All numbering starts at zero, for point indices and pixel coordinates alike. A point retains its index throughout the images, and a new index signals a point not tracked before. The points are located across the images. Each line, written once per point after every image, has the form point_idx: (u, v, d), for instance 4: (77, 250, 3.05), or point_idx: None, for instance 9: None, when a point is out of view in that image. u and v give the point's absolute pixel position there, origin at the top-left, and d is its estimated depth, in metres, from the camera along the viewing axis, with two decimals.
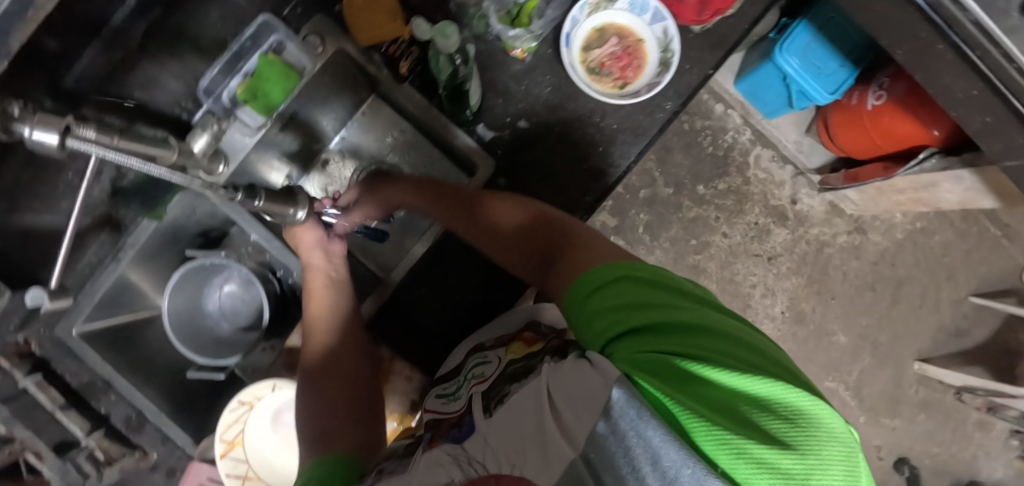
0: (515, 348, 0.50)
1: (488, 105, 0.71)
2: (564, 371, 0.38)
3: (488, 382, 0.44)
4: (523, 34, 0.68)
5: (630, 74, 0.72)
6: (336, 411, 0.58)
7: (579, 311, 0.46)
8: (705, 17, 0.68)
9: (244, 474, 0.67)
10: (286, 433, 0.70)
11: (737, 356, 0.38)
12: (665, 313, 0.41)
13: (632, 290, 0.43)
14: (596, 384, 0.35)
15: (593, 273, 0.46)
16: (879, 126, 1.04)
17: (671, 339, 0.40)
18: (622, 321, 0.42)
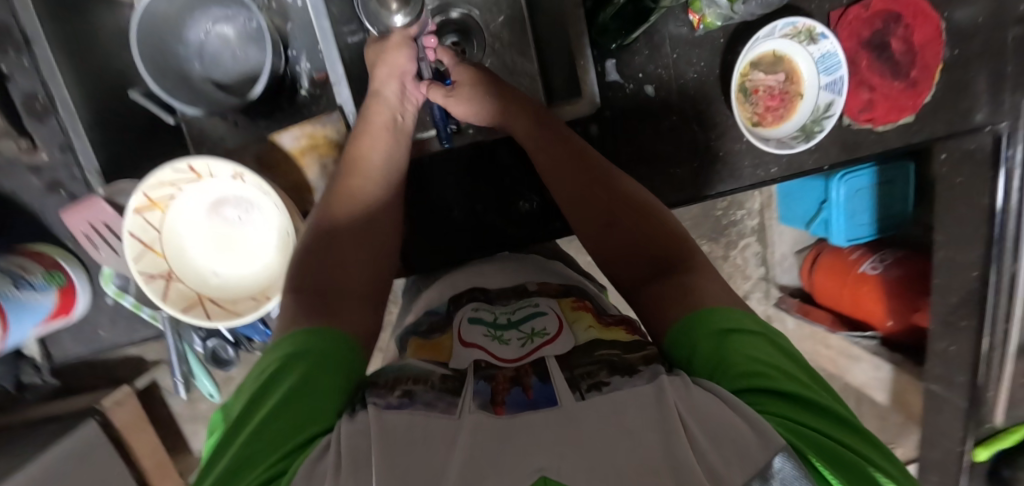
0: (572, 311, 0.47)
1: (631, 48, 0.62)
2: (692, 395, 0.31)
3: (561, 349, 0.40)
4: (723, 7, 0.59)
5: (769, 118, 0.65)
6: (338, 272, 0.49)
7: (690, 342, 0.37)
8: (860, 119, 0.68)
9: (148, 243, 0.54)
10: (218, 225, 0.59)
11: (875, 455, 0.31)
12: (801, 385, 0.33)
13: (750, 342, 0.36)
14: (741, 433, 0.28)
15: (710, 314, 0.38)
16: (856, 291, 1.04)
17: (802, 405, 0.32)
18: (734, 369, 0.34)
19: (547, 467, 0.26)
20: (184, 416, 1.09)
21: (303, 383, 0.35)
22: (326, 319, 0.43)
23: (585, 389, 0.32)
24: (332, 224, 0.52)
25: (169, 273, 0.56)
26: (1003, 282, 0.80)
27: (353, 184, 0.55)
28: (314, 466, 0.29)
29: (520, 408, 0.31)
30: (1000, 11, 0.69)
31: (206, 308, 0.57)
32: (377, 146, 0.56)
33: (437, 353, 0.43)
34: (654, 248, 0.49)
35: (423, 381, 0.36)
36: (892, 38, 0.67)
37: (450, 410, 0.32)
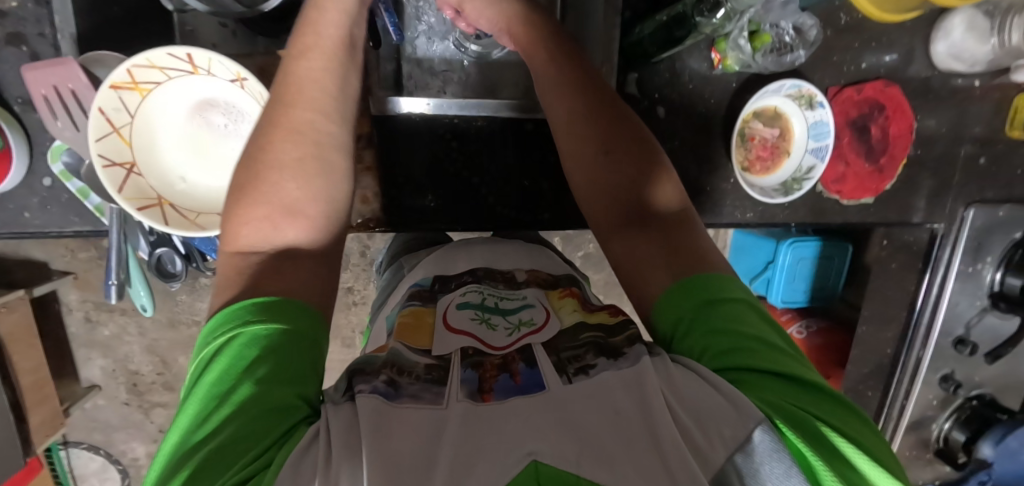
0: (559, 301, 0.48)
1: (654, 69, 0.65)
2: (674, 376, 0.34)
3: (544, 337, 0.41)
4: (745, 53, 0.63)
5: (756, 167, 0.69)
6: (286, 224, 0.42)
7: (673, 316, 0.40)
8: (832, 189, 0.73)
9: (116, 125, 0.49)
10: (197, 129, 0.54)
11: (844, 421, 0.33)
12: (768, 354, 0.36)
13: (736, 313, 0.39)
14: (722, 407, 0.31)
15: (702, 279, 0.41)
16: None
17: (778, 377, 0.35)
18: (716, 343, 0.37)
19: (538, 451, 0.28)
20: (80, 335, 0.98)
21: (273, 370, 0.32)
22: (284, 284, 0.38)
23: (572, 373, 0.34)
24: (272, 162, 0.44)
25: (131, 165, 0.50)
26: (908, 364, 0.90)
27: (296, 115, 0.46)
28: (301, 456, 0.27)
29: (508, 394, 0.32)
30: (959, 127, 0.78)
31: (165, 212, 0.51)
32: (327, 70, 0.48)
33: (418, 338, 0.41)
34: (641, 197, 0.49)
35: (407, 373, 0.35)
36: (872, 125, 0.73)
37: (437, 400, 0.32)
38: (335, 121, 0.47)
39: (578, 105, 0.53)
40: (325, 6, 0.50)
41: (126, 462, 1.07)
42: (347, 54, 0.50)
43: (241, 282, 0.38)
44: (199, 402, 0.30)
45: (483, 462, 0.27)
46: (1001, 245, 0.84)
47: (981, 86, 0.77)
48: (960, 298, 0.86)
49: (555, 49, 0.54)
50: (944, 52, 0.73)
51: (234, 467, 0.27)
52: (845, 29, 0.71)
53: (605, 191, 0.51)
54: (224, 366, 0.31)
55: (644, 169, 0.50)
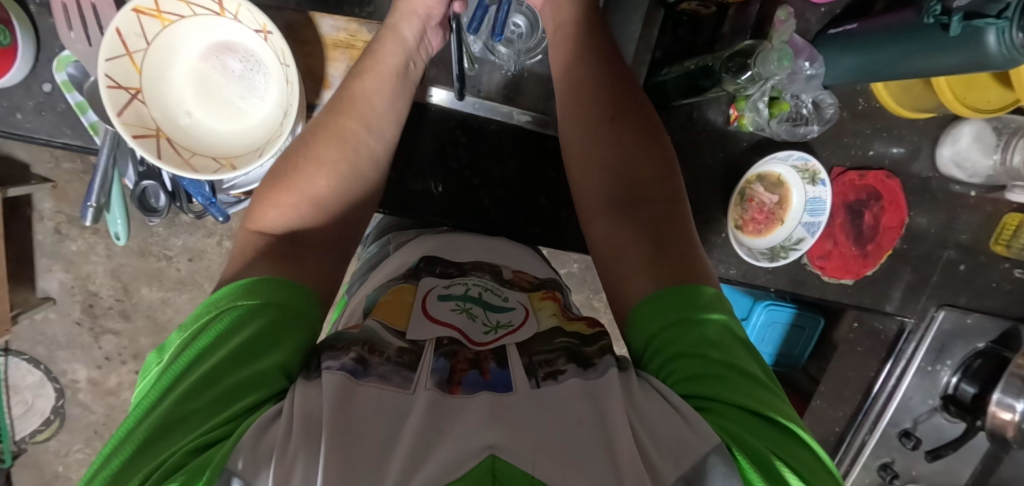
0: (539, 303, 0.49)
1: (673, 114, 0.66)
2: (635, 395, 0.35)
3: (519, 338, 0.42)
4: (761, 117, 0.63)
5: (750, 227, 0.70)
6: (307, 211, 0.47)
7: (650, 326, 0.41)
8: (818, 264, 0.74)
9: (131, 49, 0.48)
10: (209, 70, 0.54)
11: (798, 455, 0.34)
12: (736, 382, 0.37)
13: (718, 337, 0.39)
14: (682, 430, 0.32)
15: (682, 289, 0.41)
16: None
17: (742, 405, 0.35)
18: (688, 364, 0.38)
19: (496, 447, 0.28)
20: (47, 244, 0.96)
21: (256, 341, 0.34)
22: (291, 270, 0.42)
23: (541, 377, 0.35)
24: (310, 157, 0.50)
25: (136, 91, 0.50)
26: (852, 446, 0.92)
27: (345, 123, 0.52)
28: (263, 430, 0.29)
29: (476, 390, 0.33)
30: (947, 231, 0.81)
31: (159, 146, 0.50)
32: (382, 89, 0.54)
33: (396, 319, 0.42)
34: (645, 190, 0.50)
35: (379, 352, 0.36)
36: (866, 211, 0.74)
37: (405, 385, 0.33)
38: (374, 136, 0.53)
39: (603, 114, 0.55)
40: (386, 37, 0.56)
41: (63, 383, 1.04)
42: (394, 84, 0.55)
43: (255, 255, 0.42)
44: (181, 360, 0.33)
45: (438, 453, 0.28)
46: (963, 351, 0.86)
47: (976, 196, 0.80)
48: (914, 393, 0.88)
49: (586, 68, 0.57)
50: (948, 157, 0.75)
51: (197, 425, 0.30)
52: (861, 114, 0.72)
53: (606, 181, 0.53)
54: (209, 333, 0.35)
55: (645, 167, 0.52)
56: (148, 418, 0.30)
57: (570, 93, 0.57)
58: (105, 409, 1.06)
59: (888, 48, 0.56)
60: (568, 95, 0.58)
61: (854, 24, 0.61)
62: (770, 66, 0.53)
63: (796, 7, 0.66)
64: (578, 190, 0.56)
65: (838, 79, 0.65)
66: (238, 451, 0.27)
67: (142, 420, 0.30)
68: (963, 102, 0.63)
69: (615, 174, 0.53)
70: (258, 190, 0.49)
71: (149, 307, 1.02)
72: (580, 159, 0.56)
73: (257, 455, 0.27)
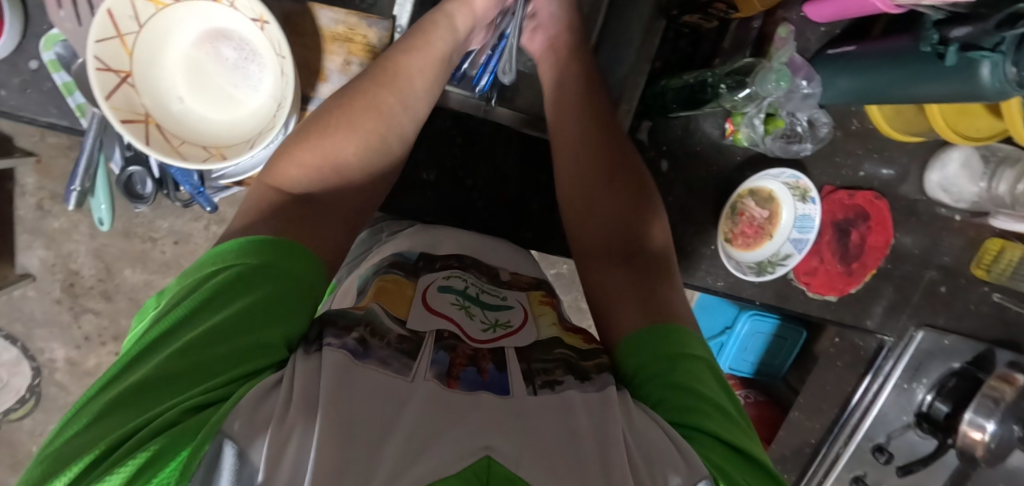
0: (539, 307, 0.46)
1: (670, 125, 0.66)
2: (634, 415, 0.32)
3: (522, 343, 0.39)
4: (757, 132, 0.64)
5: (739, 241, 0.70)
6: (330, 177, 0.45)
7: (637, 359, 0.39)
8: (803, 280, 0.75)
9: (122, 31, 0.47)
10: (202, 58, 0.53)
11: None
12: (720, 417, 0.35)
13: (698, 373, 0.38)
14: (671, 451, 0.30)
15: (668, 330, 0.40)
16: None
17: (728, 442, 0.34)
18: (675, 397, 0.36)
19: (493, 447, 0.26)
20: (29, 219, 0.94)
21: (261, 306, 0.32)
22: (303, 235, 0.39)
23: (539, 385, 0.33)
24: (341, 123, 0.47)
25: (126, 75, 0.49)
26: (827, 458, 0.95)
27: (382, 96, 0.49)
28: (264, 397, 0.27)
29: (474, 388, 0.31)
30: (930, 253, 0.82)
31: (148, 132, 0.49)
32: (424, 72, 0.52)
33: (397, 305, 0.40)
34: (637, 245, 0.51)
35: (379, 336, 0.33)
36: (853, 230, 0.75)
37: (406, 371, 0.31)
38: (409, 114, 0.51)
39: (597, 157, 0.56)
40: (437, 22, 0.54)
41: (39, 362, 1.02)
42: (435, 75, 0.53)
43: (265, 215, 0.40)
44: (176, 313, 0.31)
45: (441, 442, 0.26)
46: (938, 370, 0.88)
47: (960, 220, 0.81)
48: (890, 409, 0.89)
49: (584, 93, 0.58)
50: (936, 181, 0.77)
51: (189, 387, 0.27)
52: (854, 134, 0.73)
53: (600, 232, 0.53)
54: (211, 289, 0.32)
55: (634, 213, 0.53)
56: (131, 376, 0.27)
57: (568, 124, 0.57)
58: (82, 391, 1.04)
59: (897, 70, 0.55)
60: (575, 111, 0.57)
61: (852, 47, 0.62)
62: (768, 85, 0.54)
63: (796, 24, 0.66)
64: (575, 237, 0.56)
65: (834, 99, 0.65)
66: (236, 414, 0.25)
67: (127, 374, 0.28)
68: (952, 128, 0.64)
69: (607, 225, 0.53)
70: (278, 148, 0.46)
71: (132, 290, 1.00)
72: (574, 201, 0.56)
73: (254, 422, 0.25)
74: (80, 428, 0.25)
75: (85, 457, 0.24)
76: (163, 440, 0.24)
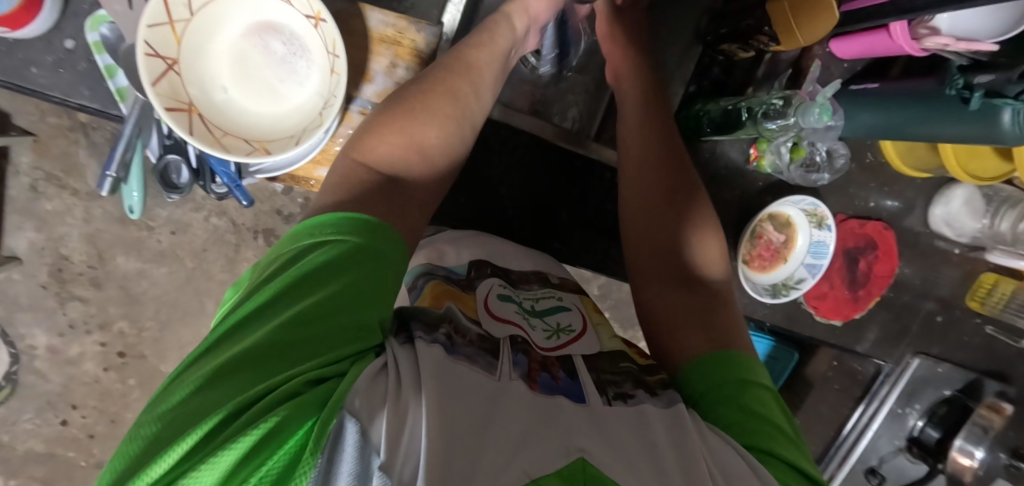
0: (596, 312, 0.48)
1: (698, 148, 0.68)
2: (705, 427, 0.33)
3: (590, 350, 0.40)
4: (781, 160, 0.66)
5: (757, 264, 0.72)
6: (414, 160, 0.43)
7: (704, 382, 0.38)
8: (812, 304, 0.77)
9: (174, 18, 0.47)
10: (250, 50, 0.52)
11: None
12: (796, 450, 0.33)
13: (764, 399, 0.36)
14: (747, 472, 0.29)
15: (733, 356, 0.39)
16: None
17: (805, 475, 0.32)
18: (748, 422, 0.34)
19: (586, 450, 0.26)
20: (23, 199, 0.90)
21: (355, 289, 0.31)
22: (387, 216, 0.38)
23: (612, 396, 0.33)
24: (422, 108, 0.45)
25: (173, 62, 0.48)
26: None
27: (457, 84, 0.48)
28: (373, 378, 0.26)
29: (553, 392, 0.31)
30: (928, 284, 0.86)
31: (194, 121, 0.48)
32: (490, 66, 0.52)
33: (469, 309, 0.40)
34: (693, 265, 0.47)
35: (462, 334, 0.35)
36: (861, 259, 0.78)
37: (490, 370, 0.31)
38: (480, 103, 0.50)
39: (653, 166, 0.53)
40: (498, 21, 0.54)
41: (18, 349, 0.96)
42: (498, 69, 0.53)
43: (348, 194, 0.38)
44: (270, 290, 0.30)
45: (539, 440, 0.26)
46: (930, 397, 0.90)
47: (958, 255, 0.85)
48: (883, 433, 0.92)
49: (655, 95, 0.58)
50: (940, 216, 0.80)
51: (294, 367, 0.26)
52: (867, 167, 0.76)
53: (651, 249, 0.49)
54: (306, 268, 0.31)
55: (697, 231, 0.49)
56: (233, 350, 0.26)
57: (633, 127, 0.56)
58: (62, 380, 0.99)
59: (921, 110, 0.57)
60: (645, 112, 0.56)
61: (875, 84, 0.65)
62: (811, 118, 0.55)
63: (822, 59, 0.69)
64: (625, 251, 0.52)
65: (855, 131, 0.68)
66: (356, 393, 0.25)
67: (228, 349, 0.26)
68: (963, 168, 0.67)
69: (659, 241, 0.49)
70: (359, 127, 0.45)
71: (125, 277, 0.97)
72: (627, 209, 0.53)
73: (374, 398, 0.25)
74: (192, 392, 0.24)
75: (186, 432, 0.23)
76: (278, 417, 0.23)
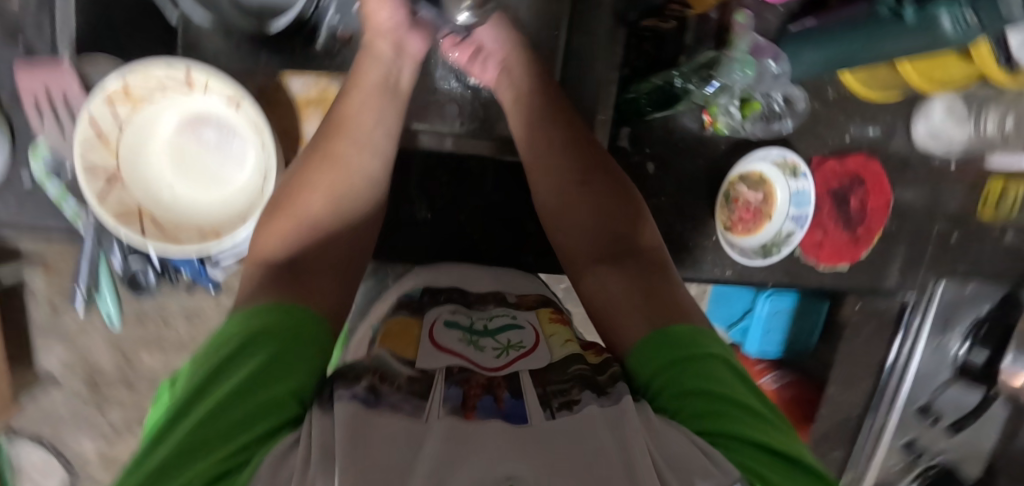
0: (551, 326, 0.45)
1: (649, 127, 0.67)
2: (654, 425, 0.32)
3: (540, 365, 0.38)
4: (735, 120, 0.66)
5: (740, 227, 0.70)
6: (308, 238, 0.48)
7: (653, 370, 0.39)
8: (811, 254, 0.75)
9: (103, 135, 0.49)
10: (185, 143, 0.54)
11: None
12: (745, 416, 0.35)
13: (713, 372, 0.38)
14: (699, 462, 0.29)
15: (677, 331, 0.41)
16: None
17: (758, 439, 0.34)
18: (696, 401, 0.36)
19: (516, 476, 0.25)
20: (41, 323, 0.94)
21: (269, 367, 0.33)
22: (295, 294, 0.41)
23: (556, 408, 0.31)
24: (302, 189, 0.50)
25: (115, 175, 0.50)
26: (873, 428, 0.92)
27: (339, 147, 0.52)
28: (282, 460, 0.27)
29: (491, 416, 0.31)
30: (933, 204, 0.81)
31: (145, 226, 0.51)
32: (369, 104, 0.54)
33: (404, 348, 0.39)
34: (624, 246, 0.52)
35: (389, 381, 0.32)
36: (852, 197, 0.75)
37: (418, 413, 0.30)
38: (367, 155, 0.53)
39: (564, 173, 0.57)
40: (366, 58, 0.55)
41: (73, 459, 1.03)
42: (383, 108, 0.55)
43: (256, 288, 0.42)
44: (188, 389, 0.32)
45: (465, 472, 0.25)
46: (968, 320, 0.86)
47: (956, 167, 0.80)
48: (925, 366, 0.88)
49: (542, 108, 0.59)
50: (924, 132, 0.76)
51: (210, 453, 0.28)
52: (832, 103, 0.73)
53: (589, 241, 0.54)
54: (221, 359, 0.33)
55: (622, 213, 0.54)
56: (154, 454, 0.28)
57: (536, 144, 0.58)
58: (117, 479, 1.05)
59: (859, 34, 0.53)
60: (538, 135, 0.58)
61: (812, 19, 0.59)
62: (735, 74, 0.62)
63: None
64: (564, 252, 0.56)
65: (807, 73, 0.65)
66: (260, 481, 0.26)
67: (151, 452, 0.28)
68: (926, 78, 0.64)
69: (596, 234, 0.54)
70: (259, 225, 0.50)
71: (152, 374, 1.01)
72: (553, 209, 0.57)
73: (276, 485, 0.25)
74: None
75: None
76: None
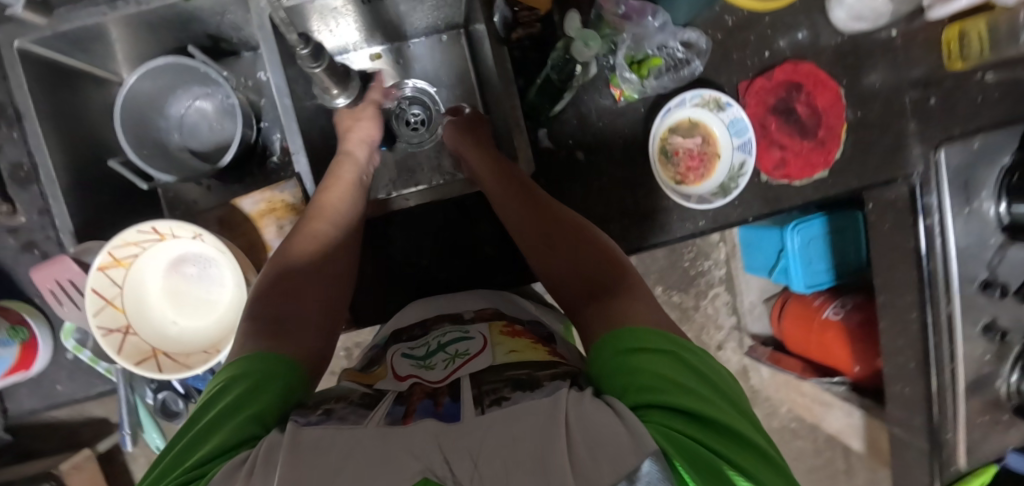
0: (501, 335, 0.52)
1: (563, 119, 0.70)
2: (584, 406, 0.35)
3: (479, 368, 0.44)
4: (635, 82, 0.68)
5: (691, 177, 0.71)
6: (295, 305, 0.53)
7: (602, 362, 0.43)
8: (778, 174, 0.73)
9: (109, 298, 0.58)
10: (176, 283, 0.64)
11: (742, 458, 0.35)
12: (679, 393, 0.37)
13: (654, 359, 0.40)
14: (620, 439, 0.31)
15: (626, 332, 0.44)
16: (821, 338, 1.01)
17: (689, 416, 0.36)
18: (634, 383, 0.38)
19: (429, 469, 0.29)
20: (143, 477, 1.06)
21: (239, 399, 0.39)
22: (274, 343, 0.47)
23: (487, 404, 0.36)
24: (293, 266, 0.56)
25: (127, 328, 0.59)
26: (941, 325, 0.81)
27: (317, 228, 0.59)
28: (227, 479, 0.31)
29: (424, 415, 0.36)
30: (895, 78, 0.77)
31: (160, 361, 0.59)
32: (343, 197, 0.62)
33: (368, 377, 0.49)
34: (592, 274, 0.55)
35: (345, 399, 0.41)
36: (796, 104, 0.74)
37: (359, 421, 0.36)
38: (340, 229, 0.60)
39: (517, 200, 0.62)
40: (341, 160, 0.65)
41: None
42: (354, 197, 0.63)
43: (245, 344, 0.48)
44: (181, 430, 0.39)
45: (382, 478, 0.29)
46: (992, 176, 0.77)
47: (900, 34, 0.77)
48: (967, 241, 0.79)
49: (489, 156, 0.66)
50: (845, 16, 0.74)
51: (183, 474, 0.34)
52: (736, 27, 0.73)
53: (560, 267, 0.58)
54: (206, 402, 0.40)
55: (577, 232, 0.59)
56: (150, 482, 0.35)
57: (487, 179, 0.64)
58: None
59: None
60: (494, 177, 0.64)
61: None
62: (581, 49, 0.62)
63: None
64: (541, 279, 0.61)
65: (687, 13, 0.67)
66: None
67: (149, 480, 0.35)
68: None
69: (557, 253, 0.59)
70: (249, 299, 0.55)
71: None
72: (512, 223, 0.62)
73: None
74: None
75: None
76: None
